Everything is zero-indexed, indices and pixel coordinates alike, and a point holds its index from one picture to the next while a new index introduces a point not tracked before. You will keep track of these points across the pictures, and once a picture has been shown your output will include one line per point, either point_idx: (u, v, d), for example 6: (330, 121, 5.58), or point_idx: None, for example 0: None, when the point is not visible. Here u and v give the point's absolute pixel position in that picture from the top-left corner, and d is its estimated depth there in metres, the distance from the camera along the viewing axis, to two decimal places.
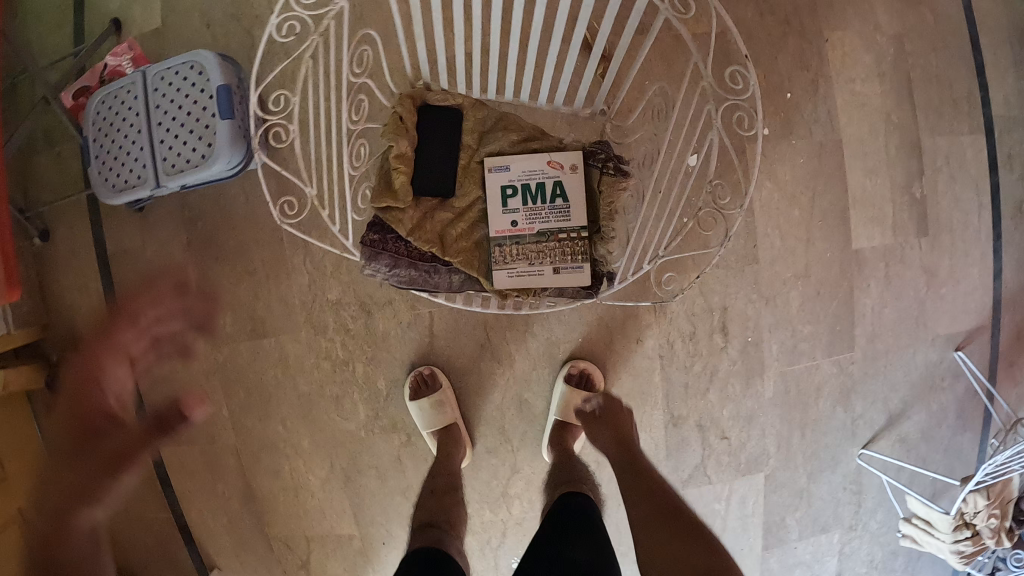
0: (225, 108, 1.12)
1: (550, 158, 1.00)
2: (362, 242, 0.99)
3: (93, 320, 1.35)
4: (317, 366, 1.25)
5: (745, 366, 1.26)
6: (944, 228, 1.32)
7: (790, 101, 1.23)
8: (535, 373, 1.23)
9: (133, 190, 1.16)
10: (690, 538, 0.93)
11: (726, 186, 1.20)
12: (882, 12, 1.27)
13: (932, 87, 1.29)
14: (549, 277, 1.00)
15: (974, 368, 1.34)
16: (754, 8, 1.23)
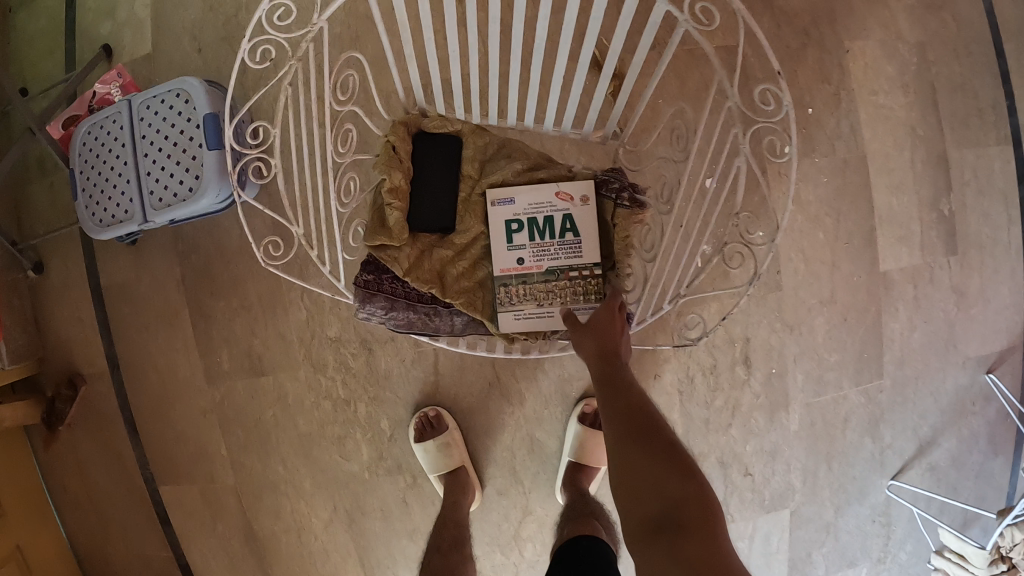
0: (213, 139, 1.08)
1: (558, 189, 0.95)
2: (356, 283, 0.94)
3: (88, 356, 1.30)
4: (318, 406, 1.20)
5: (769, 399, 1.19)
6: (973, 245, 1.25)
7: (811, 116, 1.18)
8: (547, 412, 1.16)
9: (120, 225, 1.12)
10: (661, 470, 0.70)
11: (750, 213, 1.15)
12: (903, 21, 1.21)
13: (956, 97, 1.23)
14: (559, 319, 0.95)
15: (1007, 391, 1.26)
16: (771, 20, 1.18)
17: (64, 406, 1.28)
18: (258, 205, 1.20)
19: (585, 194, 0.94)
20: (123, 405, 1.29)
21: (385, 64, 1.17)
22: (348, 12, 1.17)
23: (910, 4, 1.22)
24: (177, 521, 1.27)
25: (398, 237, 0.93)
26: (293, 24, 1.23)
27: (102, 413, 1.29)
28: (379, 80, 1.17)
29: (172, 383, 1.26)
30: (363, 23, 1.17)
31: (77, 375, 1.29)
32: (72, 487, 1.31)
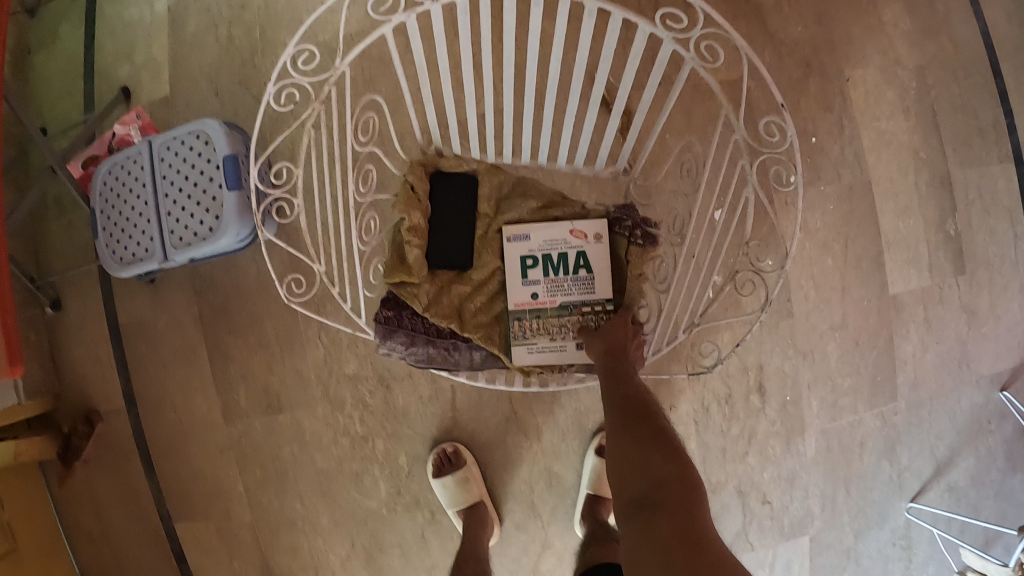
0: (233, 179, 1.09)
1: (572, 227, 0.98)
2: (376, 319, 0.96)
3: (106, 394, 1.31)
4: (335, 442, 1.21)
5: (785, 426, 1.19)
6: (980, 263, 1.26)
7: (816, 145, 1.19)
8: (564, 445, 1.17)
9: (142, 263, 1.13)
10: (648, 453, 0.75)
11: (759, 241, 1.17)
12: (902, 45, 1.22)
13: (958, 118, 1.24)
14: (571, 352, 0.97)
15: (1023, 408, 1.25)
16: (772, 51, 1.19)
17: (81, 442, 1.29)
18: (279, 242, 1.22)
19: (599, 232, 0.97)
20: (140, 442, 1.29)
21: (395, 104, 1.21)
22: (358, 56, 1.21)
23: (907, 29, 1.22)
24: (194, 559, 1.27)
25: (417, 274, 0.96)
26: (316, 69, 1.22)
27: (119, 450, 1.30)
28: (395, 120, 1.22)
29: (190, 420, 1.27)
30: (374, 65, 1.21)
31: (94, 411, 1.30)
32: (88, 523, 1.31)
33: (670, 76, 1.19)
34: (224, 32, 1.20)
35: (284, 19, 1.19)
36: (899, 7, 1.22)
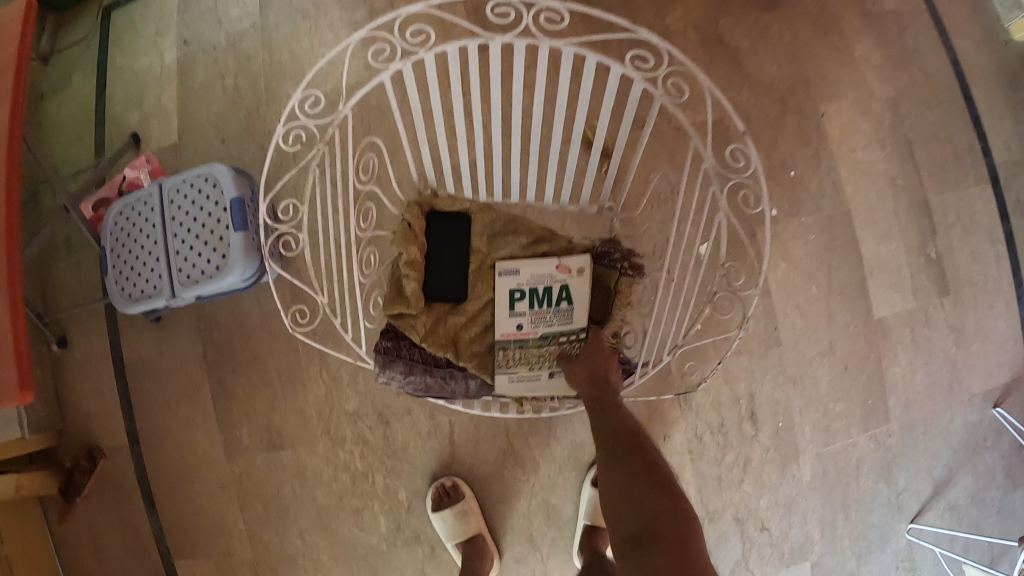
0: (239, 221, 1.10)
1: (559, 263, 1.01)
2: (376, 350, 0.99)
3: (108, 430, 1.33)
4: (336, 478, 1.22)
5: (779, 452, 1.21)
6: (964, 283, 1.28)
7: (794, 178, 1.24)
8: (561, 477, 1.18)
9: (149, 300, 1.14)
10: (640, 484, 0.76)
11: (743, 270, 1.21)
12: (875, 79, 1.28)
13: (934, 145, 1.28)
14: (543, 382, 1.00)
15: (1018, 424, 1.26)
16: (749, 91, 1.25)
17: (83, 479, 1.30)
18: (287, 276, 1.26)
19: (581, 266, 1.01)
20: (142, 479, 1.30)
21: (393, 149, 1.27)
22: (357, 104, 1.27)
23: (878, 63, 1.28)
24: None
25: (414, 305, 0.99)
26: (322, 111, 1.27)
27: (120, 487, 1.31)
28: (393, 164, 1.27)
29: (192, 457, 1.28)
30: (372, 114, 1.27)
31: (97, 448, 1.32)
32: (87, 560, 1.31)
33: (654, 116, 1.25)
34: (230, 82, 1.25)
35: (288, 70, 1.24)
36: (870, 43, 1.28)
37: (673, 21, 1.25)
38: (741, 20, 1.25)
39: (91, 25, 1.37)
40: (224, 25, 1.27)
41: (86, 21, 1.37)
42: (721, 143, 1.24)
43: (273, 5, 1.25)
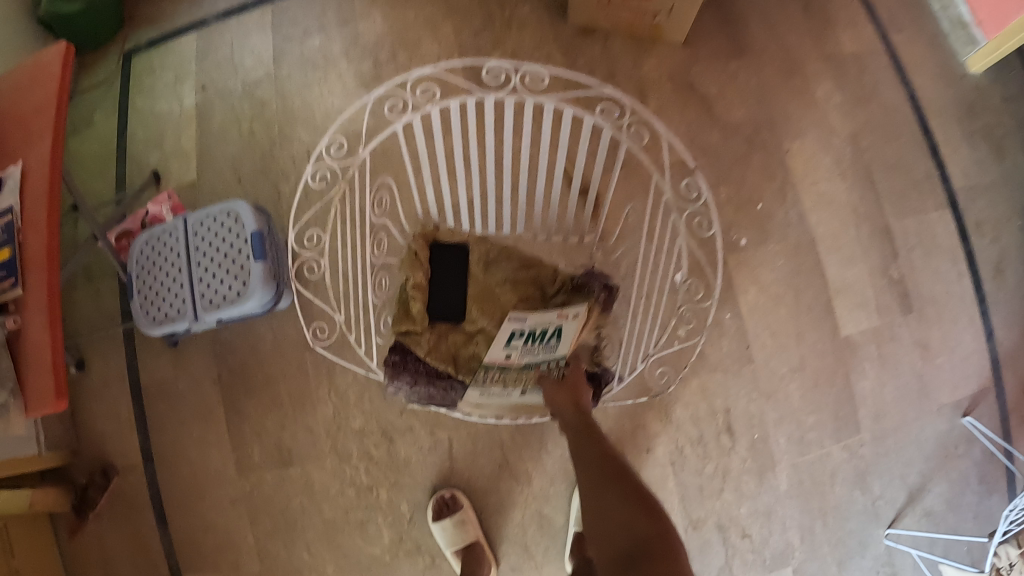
0: (259, 251, 1.18)
1: (559, 310, 1.04)
2: (385, 363, 1.10)
3: (124, 450, 1.40)
4: (342, 493, 1.30)
5: (756, 463, 1.29)
6: (929, 301, 1.36)
7: (762, 211, 1.35)
8: (553, 488, 1.26)
9: (172, 323, 1.20)
10: (623, 497, 0.79)
11: (718, 293, 1.32)
12: (834, 118, 1.40)
13: (892, 175, 1.39)
14: (516, 397, 1.09)
15: (988, 433, 1.34)
16: (718, 132, 1.37)
17: (95, 495, 1.36)
18: (309, 294, 1.32)
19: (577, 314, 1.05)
20: (156, 496, 1.38)
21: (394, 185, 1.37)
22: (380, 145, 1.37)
23: (838, 102, 1.40)
24: None
25: (420, 324, 1.10)
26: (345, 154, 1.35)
27: (134, 504, 1.38)
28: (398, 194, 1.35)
29: (205, 475, 1.36)
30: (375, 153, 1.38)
31: (110, 466, 1.39)
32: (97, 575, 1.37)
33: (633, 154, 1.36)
34: (247, 128, 1.37)
35: (300, 116, 1.36)
36: (829, 85, 1.41)
37: (649, 70, 1.38)
38: (710, 69, 1.39)
39: (113, 69, 1.45)
40: (241, 74, 1.39)
41: (107, 65, 1.45)
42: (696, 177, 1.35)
43: (285, 58, 1.37)
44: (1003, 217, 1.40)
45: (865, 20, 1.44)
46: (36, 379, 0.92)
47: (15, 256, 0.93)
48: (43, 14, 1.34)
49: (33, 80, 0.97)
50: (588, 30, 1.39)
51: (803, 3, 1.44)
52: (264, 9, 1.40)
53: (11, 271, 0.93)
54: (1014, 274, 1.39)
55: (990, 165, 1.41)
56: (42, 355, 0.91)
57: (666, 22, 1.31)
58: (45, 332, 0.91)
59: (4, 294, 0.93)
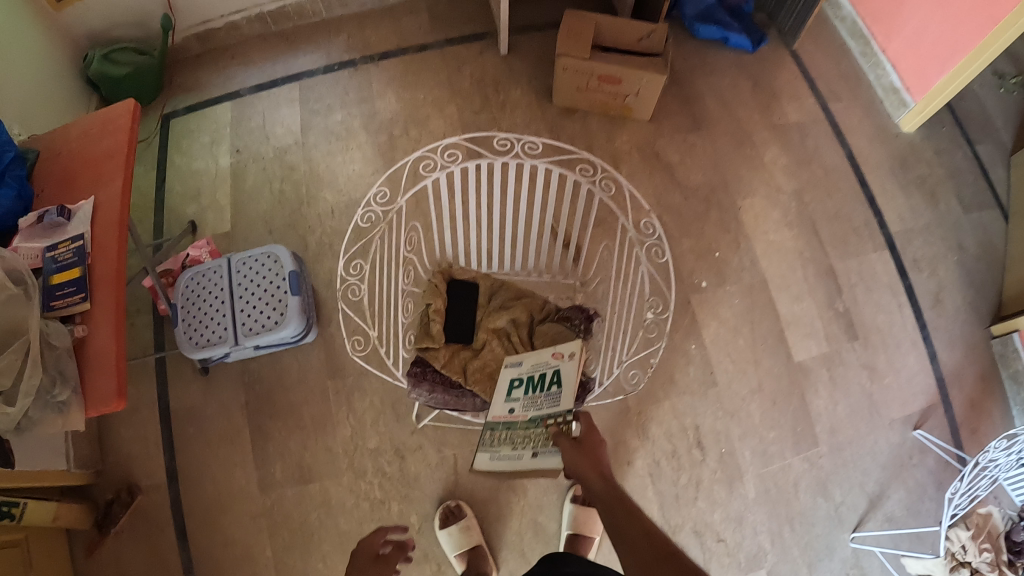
0: (295, 286, 1.37)
1: (553, 350, 1.13)
2: (408, 372, 1.27)
3: (148, 470, 1.47)
4: (357, 506, 1.44)
5: (725, 473, 1.45)
6: (872, 330, 1.55)
7: (719, 258, 1.56)
8: (546, 498, 1.42)
9: (214, 347, 1.34)
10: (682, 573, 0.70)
11: (687, 325, 1.51)
12: (780, 176, 1.64)
13: (833, 223, 1.61)
14: (527, 461, 1.02)
15: (938, 443, 1.48)
16: (679, 194, 1.61)
17: (119, 511, 1.43)
18: (350, 312, 1.49)
19: (569, 353, 1.10)
20: (178, 513, 1.45)
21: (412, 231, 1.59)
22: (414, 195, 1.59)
23: (784, 164, 1.65)
24: None
25: (437, 341, 1.27)
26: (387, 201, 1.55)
27: (155, 522, 1.44)
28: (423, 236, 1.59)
29: (228, 491, 1.46)
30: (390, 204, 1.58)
31: (134, 485, 1.46)
32: None
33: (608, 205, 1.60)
34: (277, 187, 1.59)
35: (325, 180, 1.60)
36: (776, 149, 1.66)
37: (621, 143, 1.64)
38: (672, 140, 1.65)
39: (152, 128, 1.66)
40: (271, 140, 1.64)
41: (147, 125, 1.66)
42: (666, 227, 1.58)
43: (312, 130, 1.64)
44: (937, 254, 1.62)
45: (807, 94, 1.73)
46: (95, 386, 0.97)
47: (84, 275, 1.00)
48: (94, 76, 1.56)
49: (103, 128, 1.09)
50: (570, 111, 1.67)
51: (751, 83, 1.73)
52: (291, 86, 1.69)
53: (80, 287, 0.99)
54: (950, 303, 1.59)
55: (923, 210, 1.64)
56: (106, 363, 0.97)
57: (636, 103, 1.59)
58: (110, 342, 0.97)
59: (71, 307, 0.98)
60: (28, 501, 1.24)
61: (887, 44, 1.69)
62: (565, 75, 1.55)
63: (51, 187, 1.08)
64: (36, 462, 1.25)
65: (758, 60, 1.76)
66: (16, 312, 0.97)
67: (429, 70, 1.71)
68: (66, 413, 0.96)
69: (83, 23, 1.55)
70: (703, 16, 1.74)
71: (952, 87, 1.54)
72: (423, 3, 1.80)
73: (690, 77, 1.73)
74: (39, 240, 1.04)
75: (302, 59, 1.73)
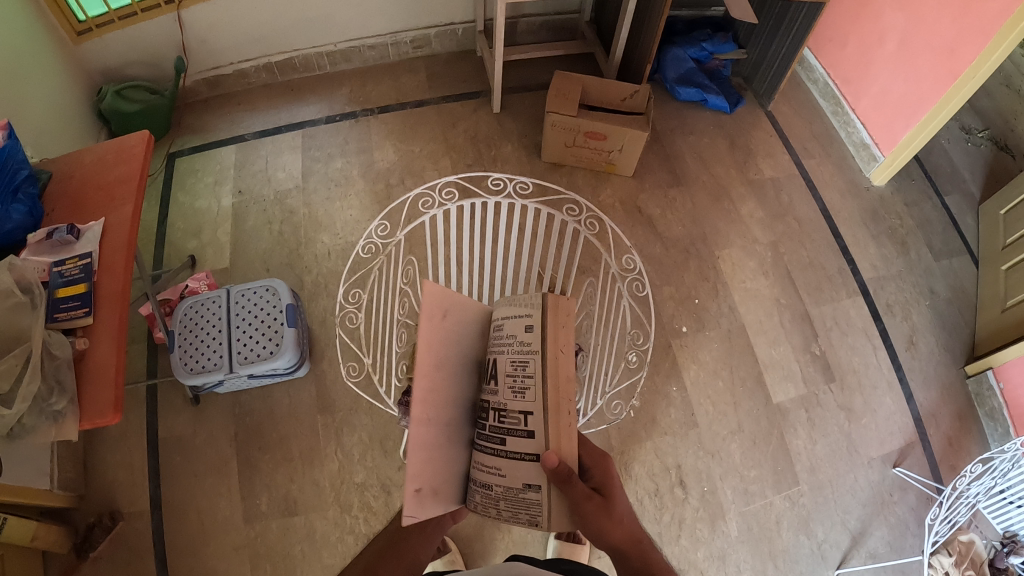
0: (292, 319, 1.40)
1: (507, 314, 0.86)
2: (398, 401, 1.14)
3: (133, 496, 1.45)
4: (342, 540, 1.42)
5: (708, 511, 1.45)
6: (848, 372, 1.60)
7: (698, 304, 1.64)
8: (530, 535, 1.45)
9: (209, 374, 1.35)
10: None
11: (666, 367, 1.57)
12: (755, 228, 1.74)
13: (807, 271, 1.70)
14: (504, 500, 0.76)
15: (917, 479, 1.50)
16: (660, 245, 1.70)
17: (99, 536, 1.39)
18: (347, 338, 1.56)
19: (528, 315, 0.81)
20: (160, 542, 1.42)
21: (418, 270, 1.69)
22: (410, 233, 1.68)
23: (759, 217, 1.76)
24: None
25: None
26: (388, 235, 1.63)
27: (134, 550, 1.41)
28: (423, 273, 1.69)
29: (212, 522, 1.44)
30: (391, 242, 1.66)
31: (117, 511, 1.44)
32: None
33: (592, 246, 1.68)
34: (277, 229, 1.66)
35: (323, 223, 1.67)
36: (752, 204, 1.77)
37: (605, 197, 1.74)
38: (654, 194, 1.76)
39: (158, 165, 1.73)
40: (273, 183, 1.72)
41: (154, 161, 1.74)
42: (648, 270, 1.66)
43: (313, 175, 1.73)
44: (910, 299, 1.69)
45: (781, 151, 1.87)
46: (93, 398, 0.97)
47: (91, 291, 1.03)
48: (105, 110, 1.63)
49: (116, 156, 1.15)
50: (558, 165, 1.77)
51: (728, 141, 1.88)
52: (296, 133, 1.80)
53: (85, 302, 1.02)
54: (924, 346, 1.65)
55: (895, 258, 1.74)
56: (106, 376, 0.98)
57: (619, 158, 1.69)
58: (111, 357, 0.99)
59: (73, 320, 1.00)
60: (10, 518, 1.22)
61: (856, 103, 1.85)
62: (553, 132, 1.63)
63: (61, 207, 1.12)
64: (22, 479, 1.22)
65: (735, 121, 1.92)
66: (22, 321, 0.98)
67: (426, 123, 1.83)
68: (60, 423, 0.95)
69: (101, 61, 1.64)
70: (683, 79, 1.90)
71: (917, 140, 1.66)
72: (423, 64, 1.94)
73: (670, 137, 1.86)
74: (46, 255, 1.07)
75: (307, 108, 1.84)
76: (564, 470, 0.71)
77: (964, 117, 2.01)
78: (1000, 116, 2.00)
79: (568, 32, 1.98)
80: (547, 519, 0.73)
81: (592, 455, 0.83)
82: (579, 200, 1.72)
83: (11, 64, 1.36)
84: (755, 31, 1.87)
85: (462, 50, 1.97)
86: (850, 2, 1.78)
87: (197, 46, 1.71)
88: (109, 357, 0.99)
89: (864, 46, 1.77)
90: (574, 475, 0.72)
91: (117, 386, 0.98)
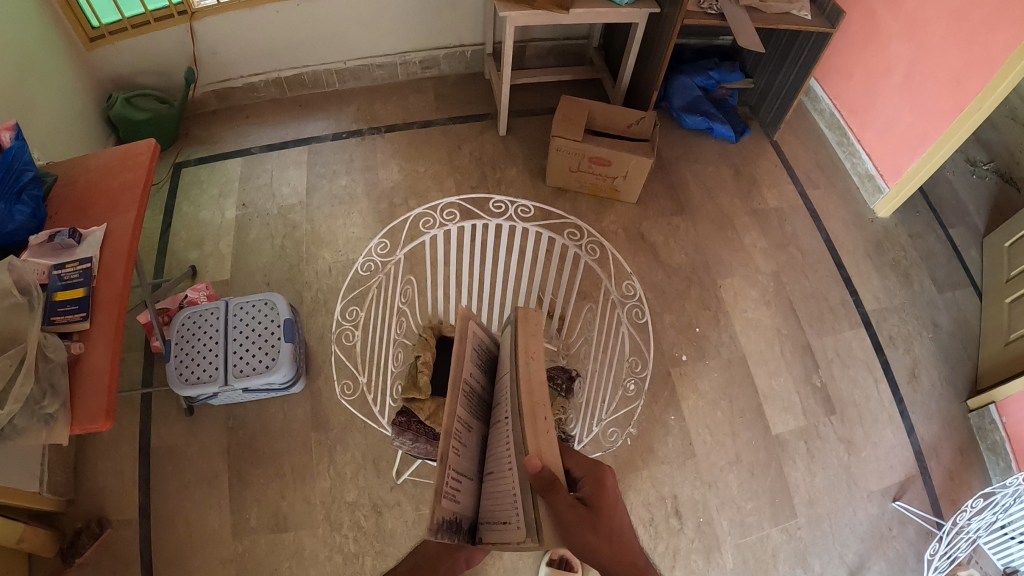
0: (289, 333, 1.40)
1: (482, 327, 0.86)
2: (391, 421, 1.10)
3: (122, 505, 1.43)
4: (330, 559, 1.40)
5: (703, 543, 1.42)
6: (849, 405, 1.58)
7: (699, 332, 1.63)
8: (521, 561, 1.41)
9: (203, 386, 1.34)
10: None
11: (665, 393, 1.55)
12: (758, 257, 1.74)
13: (810, 302, 1.69)
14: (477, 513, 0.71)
15: (917, 513, 1.48)
16: (662, 272, 1.69)
17: (86, 543, 1.37)
18: (343, 356, 1.57)
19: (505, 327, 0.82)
20: (146, 553, 1.39)
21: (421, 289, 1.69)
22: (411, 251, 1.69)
23: (762, 246, 1.75)
24: None
25: (424, 392, 1.05)
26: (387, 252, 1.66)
27: (119, 560, 1.38)
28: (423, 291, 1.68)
29: (199, 534, 1.41)
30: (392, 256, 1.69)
31: (105, 518, 1.41)
32: None
33: (592, 270, 1.69)
34: (278, 244, 1.66)
35: (325, 239, 1.67)
36: (755, 233, 1.77)
37: (608, 222, 1.74)
38: (657, 221, 1.76)
39: (165, 175, 1.74)
40: (277, 198, 1.73)
41: (160, 170, 1.75)
42: (648, 295, 1.66)
43: (317, 192, 1.74)
44: (912, 332, 1.68)
45: (785, 181, 1.87)
46: (84, 405, 0.96)
47: (88, 295, 1.03)
48: (114, 117, 1.64)
49: (122, 162, 1.16)
50: (562, 190, 1.77)
51: (733, 170, 1.88)
52: (301, 148, 1.80)
53: (82, 306, 1.01)
54: (926, 379, 1.63)
55: (897, 290, 1.73)
56: (100, 383, 0.97)
57: (623, 184, 1.69)
58: (106, 364, 0.98)
59: (70, 325, 1.00)
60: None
61: (862, 134, 1.85)
62: (559, 156, 1.64)
63: (65, 210, 1.12)
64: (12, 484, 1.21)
65: (740, 149, 1.92)
66: (16, 321, 0.97)
67: (431, 144, 1.84)
68: (51, 427, 0.93)
69: (113, 68, 1.65)
70: (689, 107, 1.91)
71: (923, 171, 1.66)
72: (431, 84, 1.96)
73: (676, 164, 1.87)
74: (46, 258, 1.06)
75: (314, 124, 1.85)
76: (546, 475, 0.64)
77: (969, 149, 2.01)
78: (1005, 149, 2.00)
79: (576, 58, 2.00)
80: (532, 536, 0.63)
81: (581, 464, 0.77)
82: (581, 225, 1.73)
83: (25, 68, 1.38)
84: (761, 61, 1.89)
85: (470, 72, 1.99)
86: (858, 33, 1.79)
87: (208, 57, 1.72)
88: (101, 364, 0.99)
89: (871, 77, 1.77)
90: (559, 482, 0.65)
91: (110, 395, 0.97)
